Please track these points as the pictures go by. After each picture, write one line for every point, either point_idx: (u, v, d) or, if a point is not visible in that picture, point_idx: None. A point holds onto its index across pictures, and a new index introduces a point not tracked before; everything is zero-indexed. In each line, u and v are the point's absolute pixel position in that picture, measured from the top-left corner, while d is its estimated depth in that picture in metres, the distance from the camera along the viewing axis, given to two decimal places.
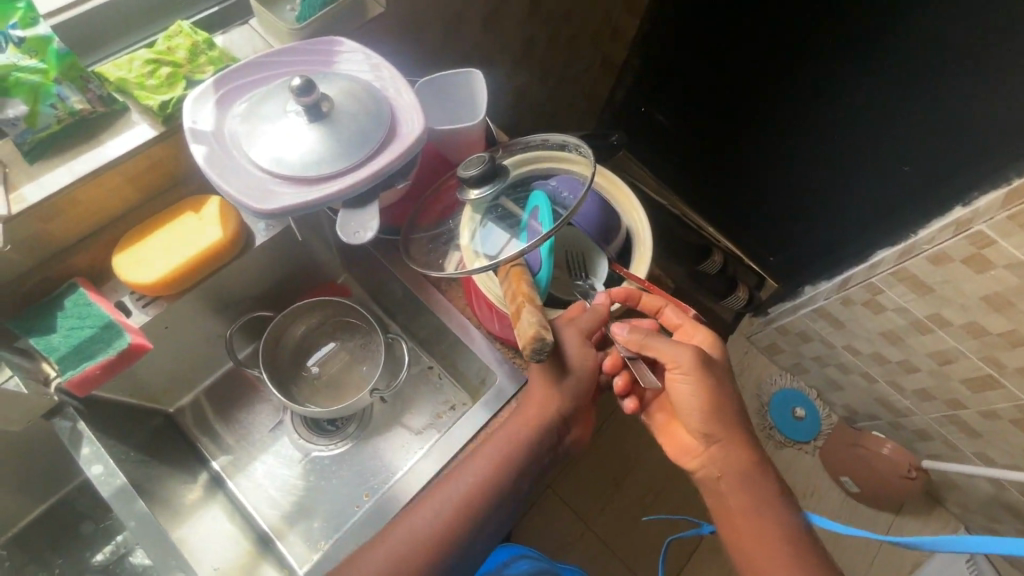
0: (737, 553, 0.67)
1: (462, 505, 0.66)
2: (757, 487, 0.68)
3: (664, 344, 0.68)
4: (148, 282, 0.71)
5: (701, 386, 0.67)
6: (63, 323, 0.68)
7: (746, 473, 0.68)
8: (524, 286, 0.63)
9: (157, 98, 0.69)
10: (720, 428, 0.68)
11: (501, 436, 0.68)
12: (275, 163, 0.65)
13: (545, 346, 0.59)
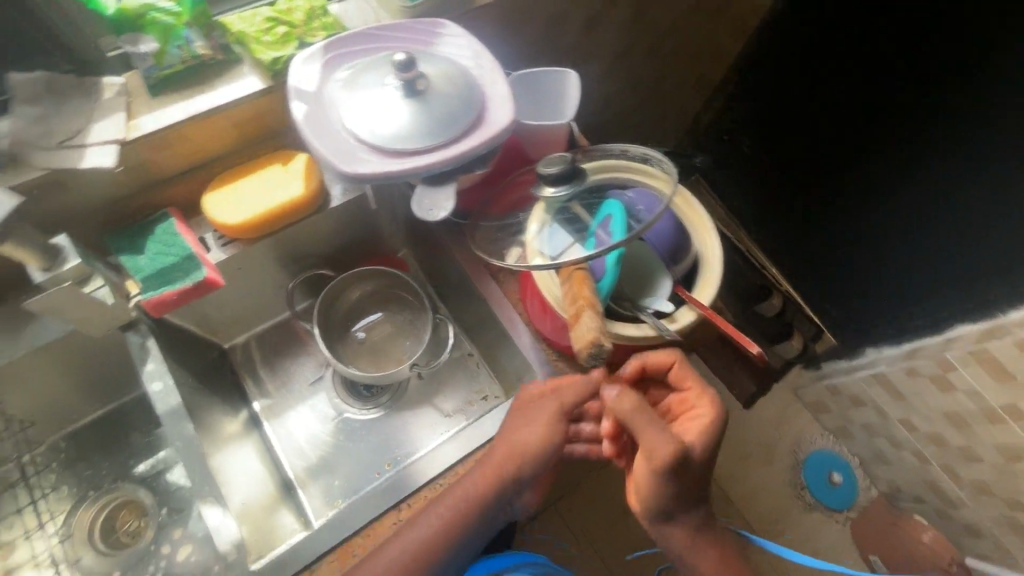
0: None
1: (420, 560, 0.63)
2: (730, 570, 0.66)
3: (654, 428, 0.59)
4: (231, 224, 0.76)
5: (679, 481, 0.59)
6: (151, 248, 0.74)
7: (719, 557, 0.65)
8: (586, 290, 0.63)
9: (270, 53, 0.73)
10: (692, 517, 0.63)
11: (458, 492, 0.65)
12: (366, 131, 0.68)
13: (601, 354, 0.60)
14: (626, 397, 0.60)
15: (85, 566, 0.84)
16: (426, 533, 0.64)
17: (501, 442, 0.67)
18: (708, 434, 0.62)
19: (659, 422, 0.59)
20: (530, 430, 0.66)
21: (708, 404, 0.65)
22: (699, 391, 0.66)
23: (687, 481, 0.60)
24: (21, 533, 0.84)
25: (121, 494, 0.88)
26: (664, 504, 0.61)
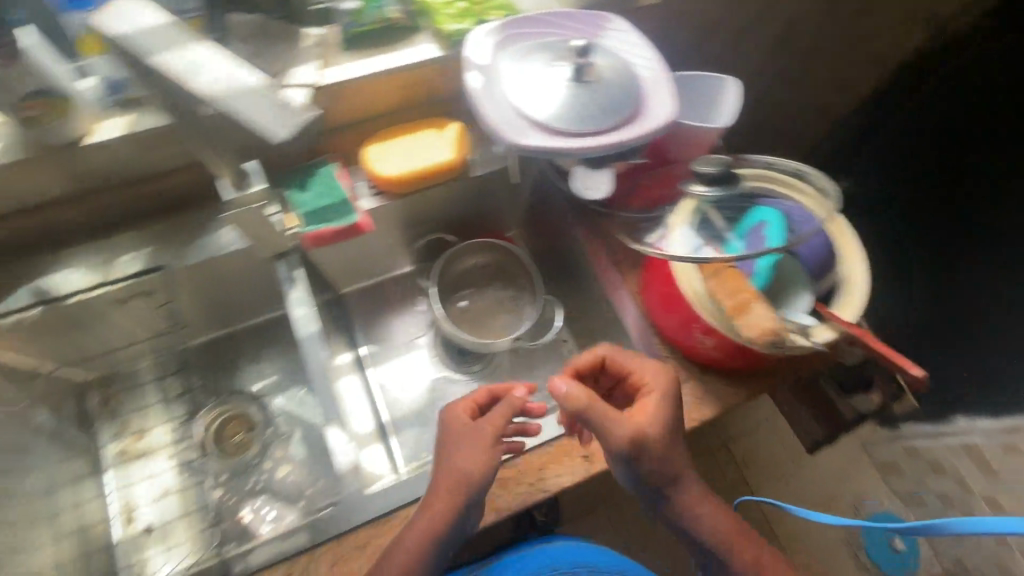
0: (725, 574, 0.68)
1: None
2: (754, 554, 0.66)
3: (613, 425, 0.62)
4: (385, 174, 0.81)
5: (647, 462, 0.63)
6: (313, 188, 0.80)
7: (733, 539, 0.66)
8: (747, 284, 0.67)
9: (451, 25, 0.78)
10: (683, 496, 0.65)
11: (433, 514, 0.62)
12: (533, 108, 0.71)
13: (779, 342, 0.65)
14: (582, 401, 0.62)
15: (197, 465, 0.92)
16: (410, 553, 0.60)
17: (451, 469, 0.64)
18: (666, 404, 0.66)
19: (617, 418, 0.62)
20: (473, 456, 0.64)
21: (663, 379, 0.68)
22: (645, 370, 0.70)
23: (656, 465, 0.63)
24: (144, 427, 0.93)
25: (233, 406, 0.96)
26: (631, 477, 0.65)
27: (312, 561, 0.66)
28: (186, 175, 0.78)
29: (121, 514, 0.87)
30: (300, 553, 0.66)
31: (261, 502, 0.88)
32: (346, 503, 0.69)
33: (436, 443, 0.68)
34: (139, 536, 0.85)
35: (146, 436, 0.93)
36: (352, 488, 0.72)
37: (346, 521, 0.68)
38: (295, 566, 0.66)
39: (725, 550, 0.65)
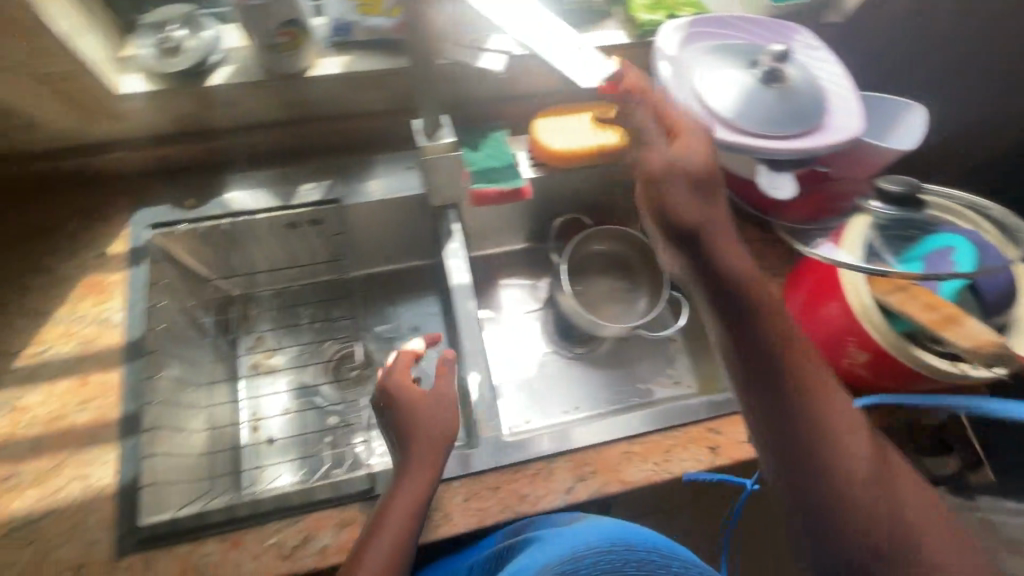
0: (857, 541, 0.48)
1: (411, 523, 0.60)
2: (827, 410, 0.52)
3: (651, 152, 0.58)
4: (553, 148, 0.84)
5: (665, 190, 0.56)
6: (484, 149, 0.84)
7: (799, 379, 0.52)
8: (942, 298, 0.65)
9: (644, 14, 0.81)
10: (734, 278, 0.54)
11: (420, 474, 0.62)
12: (719, 104, 0.73)
13: (995, 356, 0.61)
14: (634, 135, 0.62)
15: (317, 395, 0.93)
16: (402, 507, 0.60)
17: (421, 434, 0.65)
18: (705, 147, 0.57)
19: (649, 134, 0.61)
20: (442, 413, 0.67)
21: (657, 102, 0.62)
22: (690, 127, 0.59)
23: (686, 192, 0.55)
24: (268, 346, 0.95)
25: (356, 344, 0.96)
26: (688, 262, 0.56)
27: (449, 493, 0.69)
28: (373, 120, 0.84)
29: (250, 422, 0.90)
30: (438, 483, 0.69)
31: (374, 438, 0.88)
32: (484, 446, 0.72)
33: (386, 411, 0.68)
34: (263, 447, 0.88)
35: (276, 355, 0.95)
36: (487, 436, 0.73)
37: (483, 462, 0.71)
38: (433, 494, 0.69)
39: (787, 386, 0.52)
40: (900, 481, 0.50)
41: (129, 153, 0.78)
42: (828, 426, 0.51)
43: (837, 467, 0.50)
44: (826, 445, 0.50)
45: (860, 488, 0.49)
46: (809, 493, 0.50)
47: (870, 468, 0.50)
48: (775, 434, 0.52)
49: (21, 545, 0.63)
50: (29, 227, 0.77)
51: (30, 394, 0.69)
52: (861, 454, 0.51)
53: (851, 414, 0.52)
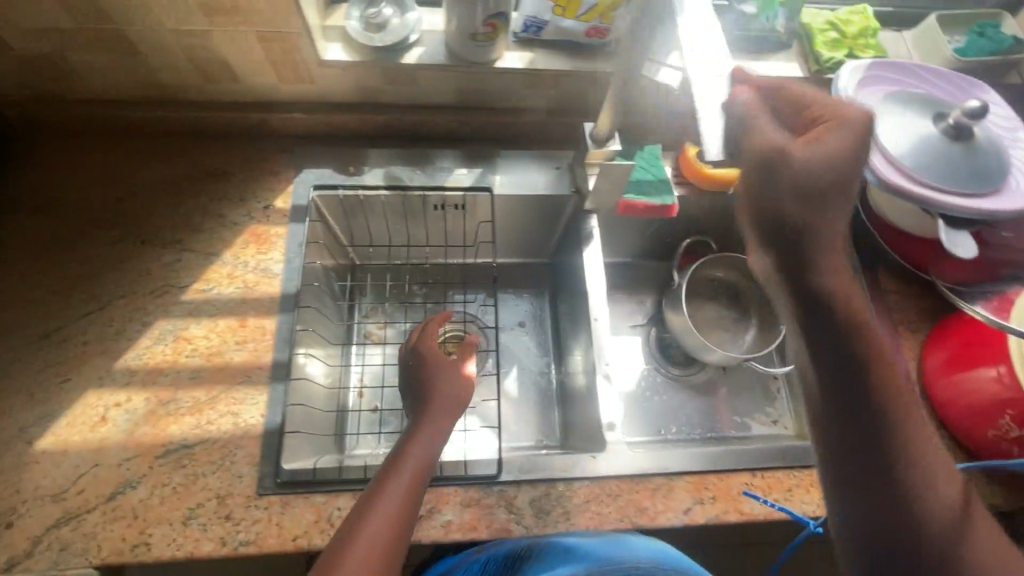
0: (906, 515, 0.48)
1: (417, 493, 0.59)
2: (909, 439, 0.49)
3: (773, 129, 0.49)
4: (707, 170, 0.85)
5: (781, 181, 0.48)
6: (638, 160, 0.85)
7: (884, 400, 0.49)
8: None
9: (825, 51, 0.80)
10: (831, 289, 0.48)
11: (424, 446, 0.63)
12: (899, 155, 0.72)
13: None
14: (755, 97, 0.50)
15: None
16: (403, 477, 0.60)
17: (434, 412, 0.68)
18: (852, 150, 0.48)
19: (773, 116, 0.51)
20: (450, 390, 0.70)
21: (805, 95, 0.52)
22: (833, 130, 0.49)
23: (802, 200, 0.48)
24: (384, 318, 0.97)
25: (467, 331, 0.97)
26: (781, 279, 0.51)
27: (570, 492, 0.70)
28: (532, 116, 0.86)
29: (358, 387, 0.92)
30: (561, 481, 0.70)
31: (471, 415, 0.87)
32: (609, 451, 0.73)
33: (418, 366, 0.73)
34: (369, 414, 0.90)
35: (387, 327, 0.97)
36: (611, 443, 0.74)
37: (607, 468, 0.71)
38: (554, 490, 0.70)
39: (871, 408, 0.49)
40: (975, 520, 0.48)
41: (305, 115, 0.81)
42: (908, 457, 0.48)
43: (914, 500, 0.48)
44: (905, 475, 0.48)
45: (934, 522, 0.47)
46: (876, 520, 0.48)
47: (949, 504, 0.48)
48: (850, 456, 0.49)
49: (174, 467, 0.66)
50: (204, 170, 0.82)
51: (194, 328, 0.73)
52: (941, 487, 0.48)
53: (932, 445, 0.49)
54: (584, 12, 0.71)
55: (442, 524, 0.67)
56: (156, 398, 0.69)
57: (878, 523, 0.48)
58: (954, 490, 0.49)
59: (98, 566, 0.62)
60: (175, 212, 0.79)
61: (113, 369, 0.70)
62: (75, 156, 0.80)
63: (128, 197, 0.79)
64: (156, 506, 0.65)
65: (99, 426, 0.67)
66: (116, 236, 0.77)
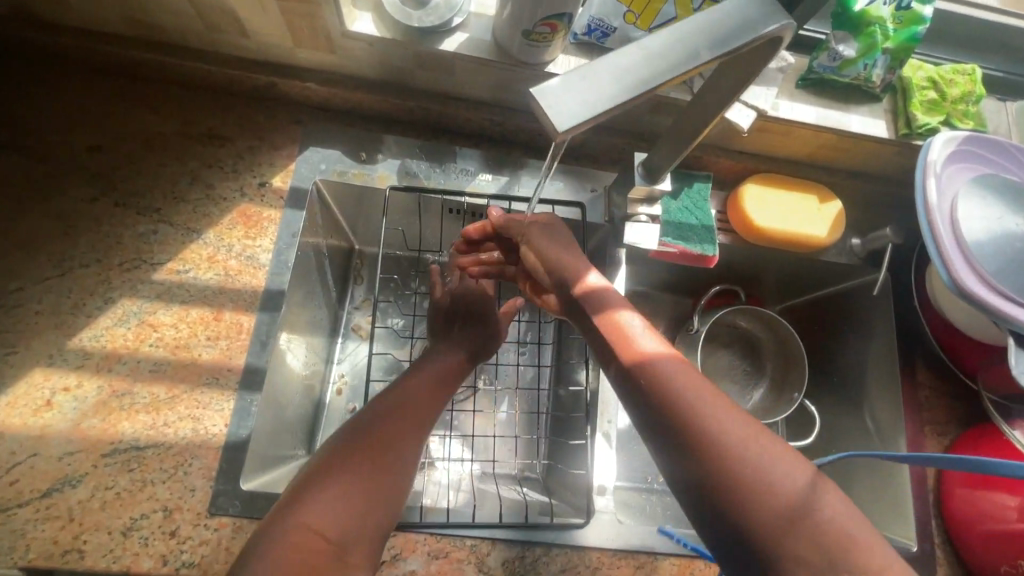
0: (742, 515, 0.41)
1: (393, 455, 0.53)
2: (722, 426, 0.44)
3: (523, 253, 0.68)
4: (756, 223, 0.76)
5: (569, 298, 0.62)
6: (684, 200, 0.75)
7: (686, 399, 0.46)
8: None
9: (919, 115, 0.69)
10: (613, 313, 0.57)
11: (416, 394, 0.59)
12: (977, 249, 0.63)
13: None
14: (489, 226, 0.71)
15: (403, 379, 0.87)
16: (338, 453, 0.51)
17: (424, 374, 0.63)
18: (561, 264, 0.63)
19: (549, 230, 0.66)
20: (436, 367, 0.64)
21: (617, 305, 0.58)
22: (641, 338, 0.53)
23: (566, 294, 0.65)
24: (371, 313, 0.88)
25: None
26: (621, 372, 0.52)
27: (547, 558, 0.65)
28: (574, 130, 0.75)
29: (337, 383, 0.85)
30: (540, 545, 0.65)
31: (452, 439, 0.82)
32: (599, 520, 0.67)
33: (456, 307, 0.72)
34: (342, 416, 0.83)
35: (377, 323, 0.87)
36: (598, 512, 0.68)
37: (589, 538, 0.66)
38: (530, 554, 0.64)
39: (669, 406, 0.47)
40: (824, 493, 0.42)
41: (319, 87, 0.71)
42: (730, 447, 0.43)
43: (752, 492, 0.42)
44: (736, 470, 0.42)
45: (770, 498, 0.41)
46: (714, 524, 0.43)
47: (793, 478, 0.42)
48: (669, 460, 0.46)
49: (121, 469, 0.60)
50: (195, 130, 0.72)
51: (162, 313, 0.65)
52: (779, 460, 0.43)
53: (749, 431, 0.45)
54: (658, 25, 0.62)
55: (405, 574, 0.61)
56: (111, 388, 0.62)
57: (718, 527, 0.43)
58: (794, 461, 0.44)
59: (25, 568, 0.56)
60: (157, 174, 0.70)
61: (65, 349, 0.62)
62: (53, 90, 0.71)
63: (106, 148, 0.70)
64: (96, 511, 0.58)
65: (43, 411, 0.60)
66: (88, 193, 0.68)
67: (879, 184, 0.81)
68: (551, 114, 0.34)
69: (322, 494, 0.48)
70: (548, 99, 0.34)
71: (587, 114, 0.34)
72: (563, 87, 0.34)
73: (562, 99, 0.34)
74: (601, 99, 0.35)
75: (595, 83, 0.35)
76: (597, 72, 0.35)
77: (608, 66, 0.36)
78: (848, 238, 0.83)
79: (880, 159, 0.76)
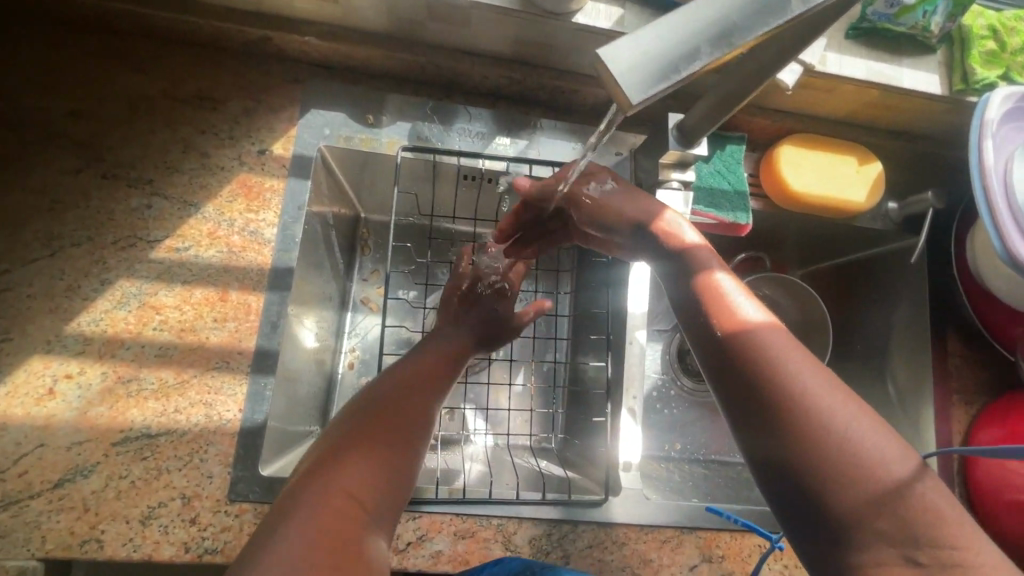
0: (834, 495, 0.37)
1: (410, 423, 0.48)
2: (823, 398, 0.39)
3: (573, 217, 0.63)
4: (792, 188, 0.71)
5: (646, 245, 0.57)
6: (715, 163, 0.70)
7: (783, 364, 0.41)
8: None
9: (976, 69, 0.64)
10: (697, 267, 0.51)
11: (435, 361, 0.56)
12: None
13: None
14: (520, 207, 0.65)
15: None
16: (363, 419, 0.47)
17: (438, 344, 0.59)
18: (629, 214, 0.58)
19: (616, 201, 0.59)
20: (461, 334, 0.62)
21: (710, 263, 0.51)
22: (735, 301, 0.47)
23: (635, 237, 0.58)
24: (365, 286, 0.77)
25: None
26: (704, 329, 0.46)
27: (575, 534, 0.64)
28: (599, 87, 0.69)
29: (348, 356, 0.82)
30: (568, 522, 0.64)
31: (470, 411, 0.81)
32: (624, 496, 0.66)
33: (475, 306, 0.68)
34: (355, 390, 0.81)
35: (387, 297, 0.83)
36: (623, 488, 0.67)
37: (616, 514, 0.65)
38: (558, 531, 0.64)
39: (761, 371, 0.41)
40: (929, 475, 0.37)
41: (319, 42, 0.65)
42: (826, 420, 0.38)
43: (848, 473, 0.36)
44: (831, 446, 0.37)
45: (865, 480, 0.36)
46: (797, 502, 0.38)
47: (895, 464, 0.37)
48: (751, 430, 0.40)
49: (135, 458, 0.57)
50: (184, 90, 0.66)
51: (164, 294, 0.61)
52: (883, 444, 0.37)
53: (852, 409, 0.39)
54: None
55: (431, 555, 0.61)
56: (115, 374, 0.59)
57: (799, 507, 0.38)
58: (897, 444, 0.38)
59: (43, 559, 0.54)
60: (146, 141, 0.64)
61: (64, 334, 0.59)
62: (25, 50, 0.64)
63: (87, 113, 0.63)
64: (111, 501, 0.56)
65: (46, 400, 0.57)
66: (71, 163, 0.62)
67: (920, 143, 0.76)
68: (624, 80, 0.29)
69: (353, 461, 0.43)
70: (619, 62, 0.29)
71: (664, 80, 0.29)
72: (638, 47, 0.29)
73: (634, 61, 0.29)
74: (679, 58, 0.30)
75: (675, 40, 0.30)
76: (674, 29, 0.30)
77: (688, 18, 0.30)
78: (885, 202, 0.78)
79: (927, 116, 0.71)
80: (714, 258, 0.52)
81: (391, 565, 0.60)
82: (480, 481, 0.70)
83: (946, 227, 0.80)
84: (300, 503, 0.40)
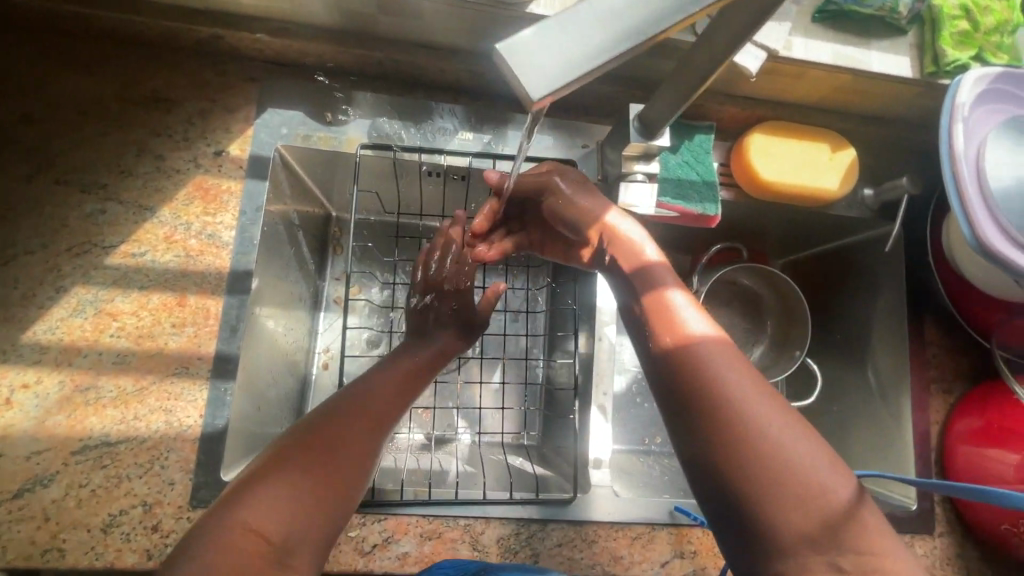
0: (771, 527, 0.36)
1: (344, 454, 0.44)
2: (769, 426, 0.38)
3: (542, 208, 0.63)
4: (762, 177, 0.69)
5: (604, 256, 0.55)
6: (684, 153, 0.68)
7: (730, 389, 0.39)
8: None
9: (948, 49, 0.62)
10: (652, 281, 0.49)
11: (392, 377, 0.53)
12: (1001, 201, 0.57)
13: None
14: (498, 201, 0.65)
15: None
16: (295, 446, 0.43)
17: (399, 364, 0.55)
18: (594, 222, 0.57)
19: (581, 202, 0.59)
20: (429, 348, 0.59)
21: (666, 282, 0.49)
22: (687, 318, 0.45)
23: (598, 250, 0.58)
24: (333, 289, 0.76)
25: None
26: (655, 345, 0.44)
27: (543, 533, 0.64)
28: None
29: (323, 356, 0.81)
30: (536, 521, 0.64)
31: (444, 410, 0.80)
32: (594, 493, 0.66)
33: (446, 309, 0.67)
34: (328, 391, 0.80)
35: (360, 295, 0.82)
36: (594, 486, 0.66)
37: (585, 512, 0.65)
38: (526, 530, 0.63)
39: (707, 395, 0.39)
40: (868, 503, 0.37)
41: (272, 39, 0.63)
42: (769, 449, 0.37)
43: (786, 505, 0.36)
44: (772, 476, 0.36)
45: (803, 515, 0.35)
46: (734, 530, 0.37)
47: (835, 497, 0.36)
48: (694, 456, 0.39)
49: (94, 466, 0.57)
50: (138, 92, 0.65)
51: (121, 301, 0.60)
52: (826, 476, 0.36)
53: (797, 438, 0.38)
54: None
55: (397, 556, 0.60)
56: (73, 382, 0.58)
57: (741, 539, 0.37)
58: (839, 475, 0.37)
59: (5, 569, 0.54)
60: (99, 146, 0.63)
61: (19, 344, 0.58)
62: None
63: (38, 118, 0.62)
64: (71, 510, 0.56)
65: (2, 410, 0.57)
66: (23, 170, 0.61)
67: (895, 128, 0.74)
68: (526, 78, 0.28)
69: (268, 496, 0.40)
70: (520, 59, 0.28)
71: (569, 75, 0.28)
72: (540, 41, 0.28)
73: (536, 58, 0.28)
74: (585, 53, 0.28)
75: (581, 35, 0.28)
76: (583, 22, 0.29)
77: (599, 11, 0.29)
78: (861, 189, 0.76)
79: (899, 100, 0.69)
80: (670, 274, 0.50)
81: (357, 568, 0.60)
82: (451, 481, 0.70)
83: (923, 214, 0.78)
84: (201, 542, 0.37)
